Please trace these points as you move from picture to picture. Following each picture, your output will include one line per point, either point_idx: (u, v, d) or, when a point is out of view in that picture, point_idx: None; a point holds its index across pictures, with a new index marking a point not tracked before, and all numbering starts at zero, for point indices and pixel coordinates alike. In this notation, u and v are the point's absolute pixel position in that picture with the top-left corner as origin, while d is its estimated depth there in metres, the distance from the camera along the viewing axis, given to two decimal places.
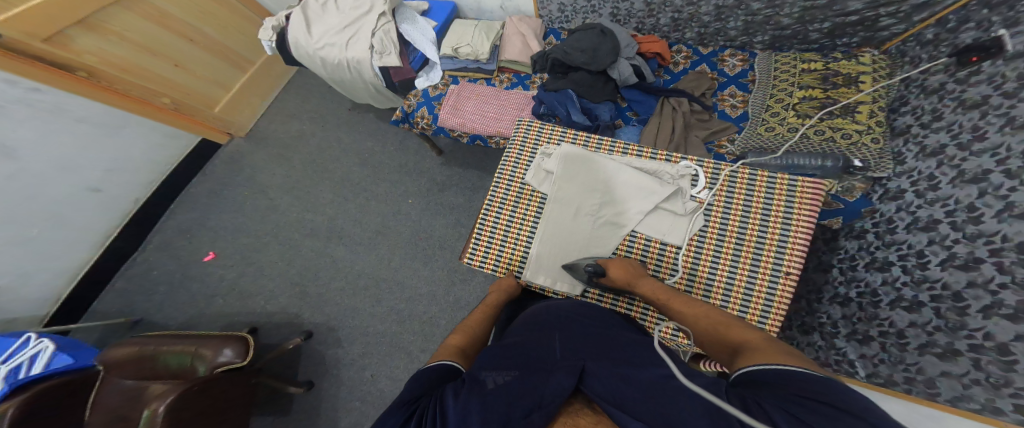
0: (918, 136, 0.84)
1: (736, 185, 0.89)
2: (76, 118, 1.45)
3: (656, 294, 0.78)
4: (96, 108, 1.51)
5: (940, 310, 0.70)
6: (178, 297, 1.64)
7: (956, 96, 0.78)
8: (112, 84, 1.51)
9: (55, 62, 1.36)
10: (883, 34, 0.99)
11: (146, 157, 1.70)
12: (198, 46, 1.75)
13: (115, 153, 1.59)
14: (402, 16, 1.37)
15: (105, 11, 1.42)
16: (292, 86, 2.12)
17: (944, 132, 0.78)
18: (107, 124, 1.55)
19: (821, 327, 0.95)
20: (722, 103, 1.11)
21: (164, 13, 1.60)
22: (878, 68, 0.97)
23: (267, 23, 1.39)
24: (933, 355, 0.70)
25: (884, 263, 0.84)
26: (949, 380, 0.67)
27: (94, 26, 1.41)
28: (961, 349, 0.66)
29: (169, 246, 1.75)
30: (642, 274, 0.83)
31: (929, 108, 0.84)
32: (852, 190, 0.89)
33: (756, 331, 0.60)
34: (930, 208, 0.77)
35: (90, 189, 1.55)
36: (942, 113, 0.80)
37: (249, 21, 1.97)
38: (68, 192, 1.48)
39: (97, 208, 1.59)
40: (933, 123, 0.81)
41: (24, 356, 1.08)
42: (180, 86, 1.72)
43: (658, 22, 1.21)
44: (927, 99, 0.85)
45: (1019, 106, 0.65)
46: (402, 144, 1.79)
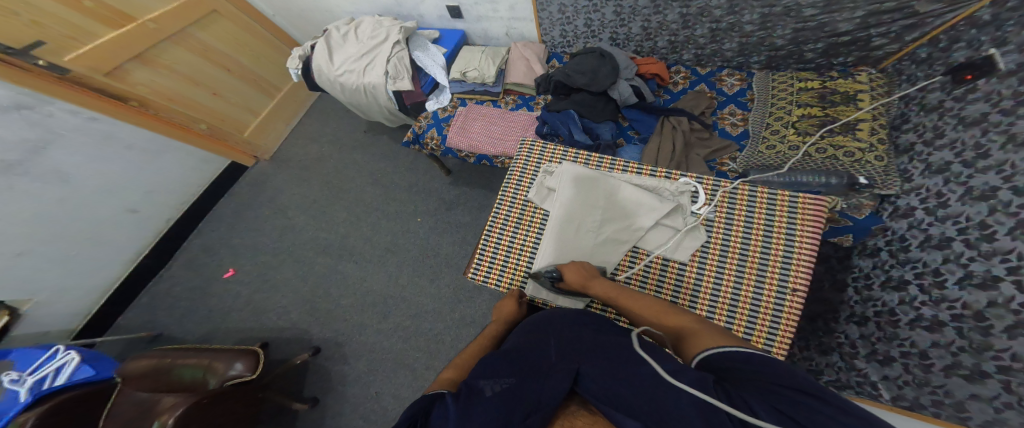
0: (923, 154, 0.83)
1: (736, 201, 0.90)
2: (127, 144, 1.58)
3: (607, 293, 0.80)
4: (146, 135, 1.64)
5: (963, 330, 0.66)
6: (198, 312, 1.70)
7: (955, 114, 0.77)
8: (157, 112, 1.64)
9: (113, 94, 1.49)
10: (877, 53, 0.99)
11: (180, 179, 1.81)
12: (234, 75, 1.90)
13: (155, 176, 1.70)
14: (414, 44, 1.46)
15: (159, 47, 1.58)
16: (312, 110, 2.25)
17: (948, 150, 0.77)
18: (152, 149, 1.67)
19: (839, 347, 0.89)
20: (722, 122, 1.11)
21: (209, 47, 1.76)
22: (875, 86, 0.98)
23: (296, 53, 1.50)
24: (960, 377, 0.65)
25: (900, 282, 0.80)
26: (979, 404, 0.62)
27: (150, 60, 1.57)
28: (989, 371, 0.61)
29: (192, 263, 1.83)
30: (596, 275, 0.85)
31: (931, 126, 0.82)
32: (861, 208, 0.87)
33: (691, 316, 0.66)
34: (942, 226, 0.74)
35: (129, 210, 1.65)
36: (944, 130, 0.79)
37: (279, 51, 2.12)
38: (109, 211, 1.58)
39: (133, 227, 1.69)
40: (935, 141, 0.80)
41: (50, 368, 1.13)
42: (216, 112, 1.86)
43: (656, 44, 1.25)
44: (928, 116, 0.84)
45: (1018, 122, 0.65)
46: (413, 164, 1.86)
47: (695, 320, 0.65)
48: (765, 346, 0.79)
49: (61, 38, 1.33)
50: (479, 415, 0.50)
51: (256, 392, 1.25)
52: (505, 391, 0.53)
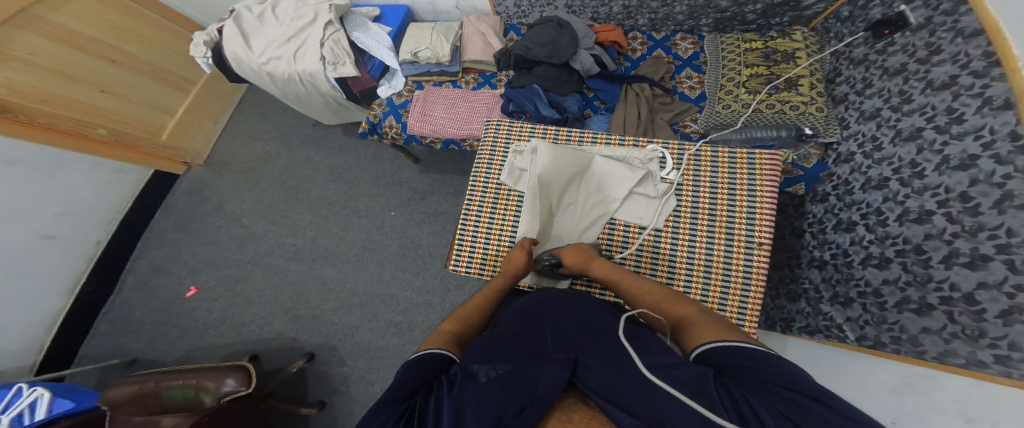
0: (855, 103, 0.90)
1: (702, 164, 0.94)
2: (8, 161, 1.34)
3: (609, 275, 0.84)
4: (27, 148, 1.39)
5: (907, 265, 0.74)
6: (170, 334, 1.63)
7: (879, 65, 0.85)
8: (32, 118, 1.37)
9: None
10: (808, 13, 1.07)
11: (98, 197, 1.64)
12: (123, 67, 1.62)
13: (63, 195, 1.51)
14: (352, 24, 1.32)
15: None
16: (245, 105, 2.04)
17: (877, 97, 0.84)
18: (45, 164, 1.45)
19: (805, 293, 1.00)
20: (680, 85, 1.14)
21: (73, 32, 1.45)
22: (809, 45, 1.03)
23: (199, 38, 1.31)
24: (911, 312, 0.72)
25: (850, 224, 0.89)
26: (932, 337, 0.68)
27: None
28: (933, 302, 0.68)
29: (147, 285, 1.72)
30: (596, 258, 0.89)
31: (860, 77, 0.90)
32: (809, 157, 0.94)
33: (693, 306, 0.67)
34: (879, 167, 0.82)
35: (44, 237, 1.48)
36: (872, 81, 0.86)
37: (177, 36, 1.84)
38: (22, 240, 1.41)
39: (58, 255, 1.53)
40: (865, 90, 0.87)
41: (23, 405, 1.08)
42: (112, 113, 1.59)
43: (611, 10, 1.20)
44: (856, 70, 0.91)
45: (933, 70, 0.72)
46: (376, 155, 1.76)
47: (700, 310, 0.65)
48: (742, 297, 0.86)
49: None
50: (475, 398, 0.52)
51: (261, 403, 1.26)
52: (501, 376, 0.56)
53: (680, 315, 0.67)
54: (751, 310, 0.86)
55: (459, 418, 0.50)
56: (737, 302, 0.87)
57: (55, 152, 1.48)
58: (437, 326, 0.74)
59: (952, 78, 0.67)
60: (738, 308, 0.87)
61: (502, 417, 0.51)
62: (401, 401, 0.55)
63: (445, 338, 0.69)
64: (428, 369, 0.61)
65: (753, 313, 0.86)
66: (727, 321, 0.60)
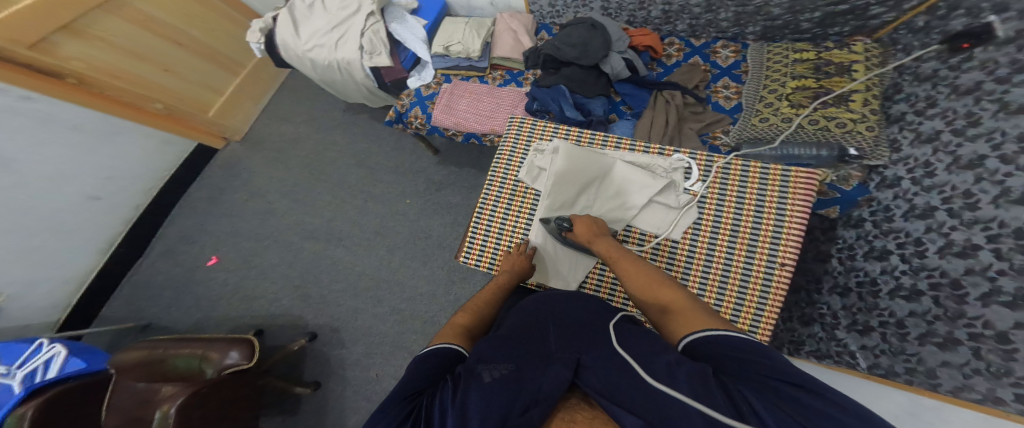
0: (913, 123, 0.84)
1: (729, 176, 0.90)
2: (74, 125, 1.46)
3: (608, 252, 0.80)
4: (89, 115, 1.50)
5: (939, 298, 0.69)
6: (185, 301, 1.67)
7: (949, 83, 0.77)
8: (101, 90, 1.48)
9: (44, 68, 1.31)
10: (873, 22, 0.98)
11: (143, 164, 1.71)
12: (185, 49, 1.72)
13: (112, 160, 1.59)
14: (391, 16, 1.36)
15: (89, 17, 1.38)
16: (283, 88, 2.12)
17: (939, 118, 0.77)
18: (101, 130, 1.55)
19: (821, 318, 0.96)
20: (716, 95, 1.12)
21: (150, 17, 1.57)
22: (870, 57, 0.97)
23: (255, 25, 1.38)
24: (933, 345, 0.69)
25: (883, 252, 0.84)
26: (949, 370, 0.65)
27: (80, 31, 1.38)
28: (960, 337, 0.64)
29: (172, 251, 1.78)
30: (603, 233, 0.85)
31: (924, 95, 0.83)
32: (849, 179, 0.89)
33: (683, 292, 0.65)
34: (927, 195, 0.76)
35: (90, 197, 1.56)
36: (937, 100, 0.79)
37: (238, 24, 1.94)
38: (70, 199, 1.50)
39: (99, 215, 1.61)
40: (927, 110, 0.81)
41: (38, 361, 1.12)
42: (169, 90, 1.70)
43: (649, 14, 1.21)
44: (921, 86, 0.85)
45: (1013, 90, 0.63)
46: (398, 144, 1.79)
47: (688, 296, 0.64)
48: (754, 317, 0.82)
49: None
50: (478, 399, 0.50)
51: (256, 380, 1.26)
52: (505, 377, 0.54)
53: (667, 301, 0.65)
54: (762, 330, 0.82)
55: (463, 419, 0.48)
56: (749, 321, 0.83)
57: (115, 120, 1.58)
58: (449, 319, 0.76)
59: None
60: (748, 329, 0.83)
61: (506, 417, 0.49)
62: (406, 401, 0.55)
63: (457, 332, 0.71)
64: (440, 368, 0.61)
65: (764, 333, 0.82)
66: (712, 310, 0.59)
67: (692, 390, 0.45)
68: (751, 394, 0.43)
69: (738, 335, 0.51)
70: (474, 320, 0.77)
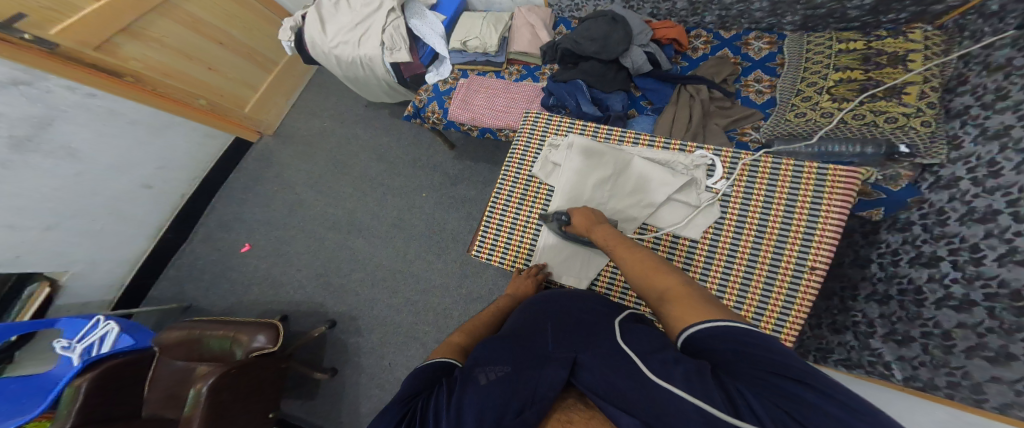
0: (978, 118, 0.75)
1: (757, 174, 0.85)
2: (131, 120, 1.57)
3: (606, 241, 0.78)
4: (147, 111, 1.61)
5: (995, 311, 0.64)
6: (220, 285, 1.78)
7: None
8: (156, 87, 1.60)
9: (107, 69, 1.44)
10: (937, 7, 0.89)
11: (189, 156, 1.83)
12: (227, 48, 1.83)
13: (164, 152, 1.71)
14: (411, 11, 1.37)
15: (145, 19, 1.50)
16: (312, 84, 2.20)
17: (1010, 112, 0.69)
18: (157, 124, 1.66)
19: (854, 326, 0.89)
20: (746, 89, 1.07)
21: (198, 19, 1.68)
22: (931, 45, 0.88)
23: (287, 24, 1.43)
24: (983, 359, 0.64)
25: (931, 259, 0.77)
26: (999, 386, 0.61)
27: (137, 33, 1.50)
28: (1016, 353, 0.59)
29: (212, 238, 1.90)
30: (601, 222, 0.83)
31: (993, 87, 0.74)
32: (898, 179, 0.81)
33: (681, 279, 0.60)
34: (989, 198, 0.69)
35: (143, 186, 1.68)
36: (1010, 91, 0.70)
37: (270, 23, 2.03)
38: (127, 188, 1.62)
39: (150, 203, 1.73)
40: (996, 103, 0.72)
41: (94, 336, 1.23)
42: (211, 86, 1.80)
43: (675, 6, 1.16)
44: (991, 77, 0.75)
45: None
46: (417, 138, 1.82)
47: (686, 283, 0.59)
48: (777, 323, 0.78)
49: (42, 10, 1.25)
50: (473, 401, 0.51)
51: (278, 364, 1.31)
52: (501, 378, 0.54)
53: (662, 288, 0.61)
54: (785, 336, 0.78)
55: (459, 421, 0.50)
56: (771, 326, 0.79)
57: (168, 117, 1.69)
58: (447, 338, 0.77)
59: None
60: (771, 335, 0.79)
61: (501, 418, 0.49)
62: (404, 403, 0.56)
63: (453, 349, 0.72)
64: (434, 378, 0.62)
65: (787, 340, 0.77)
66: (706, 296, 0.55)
67: (691, 388, 0.43)
68: (753, 396, 0.40)
69: (741, 325, 0.46)
70: (469, 339, 0.77)
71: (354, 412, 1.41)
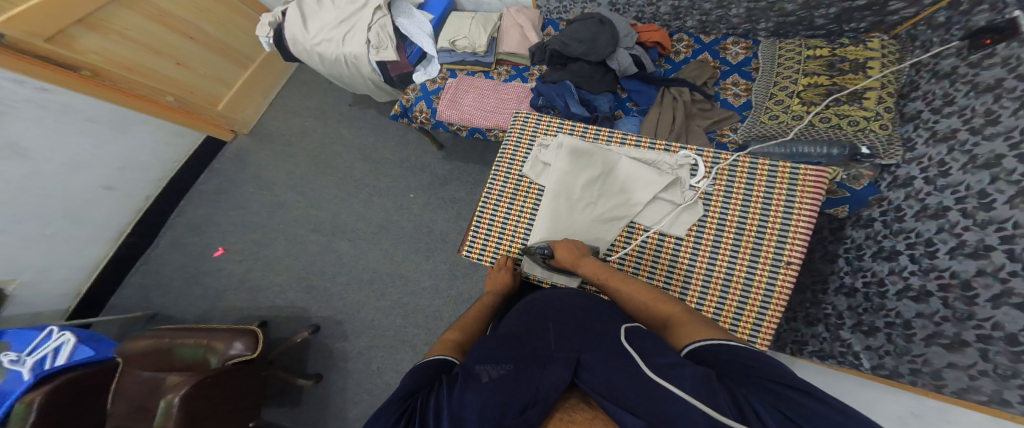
0: (929, 122, 0.82)
1: (736, 174, 0.89)
2: (89, 117, 1.48)
3: (596, 274, 0.81)
4: (107, 108, 1.53)
5: (948, 300, 0.69)
6: (192, 292, 1.69)
7: (968, 80, 0.75)
8: (115, 83, 1.51)
9: (60, 62, 1.35)
10: (892, 18, 0.96)
11: (155, 155, 1.73)
12: (198, 43, 1.75)
13: (127, 151, 1.62)
14: (398, 10, 1.36)
15: (107, 11, 1.41)
16: (292, 81, 2.13)
17: (957, 116, 0.75)
18: (117, 123, 1.57)
19: (825, 318, 0.94)
20: (724, 92, 1.12)
21: (165, 12, 1.59)
22: (886, 54, 0.95)
23: (266, 20, 1.39)
24: (939, 346, 0.70)
25: (891, 253, 0.83)
26: (955, 372, 0.67)
27: (96, 24, 1.40)
28: (968, 339, 0.65)
29: (181, 242, 1.80)
30: (586, 255, 0.85)
31: (941, 93, 0.80)
32: (859, 178, 0.87)
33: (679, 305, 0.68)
34: (940, 195, 0.75)
35: (104, 187, 1.58)
36: (955, 98, 0.77)
37: (248, 18, 1.95)
38: (83, 188, 1.52)
39: (112, 205, 1.63)
40: (944, 108, 0.78)
41: (48, 348, 1.15)
42: (181, 83, 1.72)
43: (658, 10, 1.20)
44: (939, 84, 0.82)
45: None
46: (403, 138, 1.79)
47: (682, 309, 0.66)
48: (758, 315, 0.82)
49: None
50: (475, 399, 0.51)
51: (259, 371, 1.27)
52: (503, 378, 0.55)
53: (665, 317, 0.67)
54: (765, 328, 0.82)
55: (461, 420, 0.49)
56: (752, 319, 0.83)
57: (130, 113, 1.60)
58: (442, 335, 0.76)
59: None
60: (751, 327, 0.83)
61: (503, 417, 0.49)
62: (402, 401, 0.56)
63: (449, 346, 0.71)
64: (434, 376, 0.62)
65: (767, 331, 0.82)
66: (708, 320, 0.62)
67: (696, 391, 0.46)
68: (758, 400, 0.44)
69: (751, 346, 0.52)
70: (465, 335, 0.77)
71: (341, 419, 1.38)
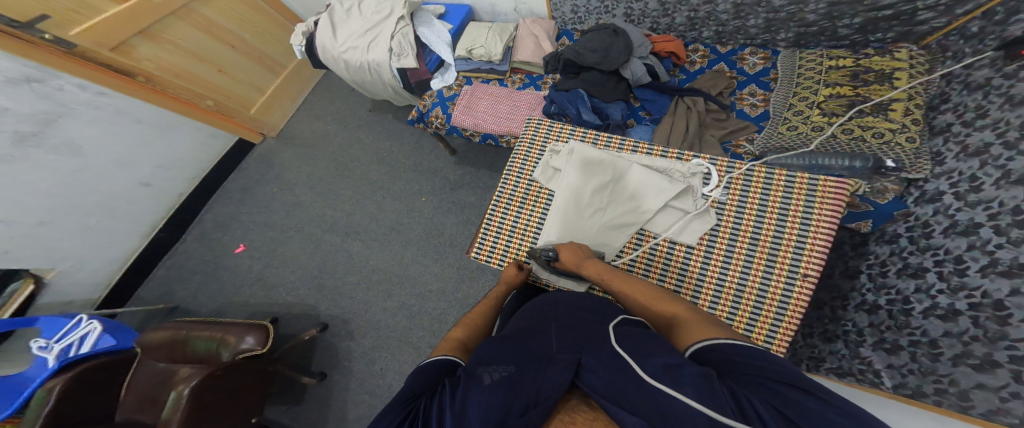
0: (959, 135, 0.78)
1: (751, 184, 0.87)
2: (136, 119, 1.58)
3: (600, 274, 0.79)
4: (155, 111, 1.63)
5: (978, 319, 0.65)
6: (211, 285, 1.75)
7: (1002, 93, 0.71)
8: (165, 88, 1.62)
9: (120, 69, 1.47)
10: (922, 28, 0.93)
11: (191, 156, 1.83)
12: (238, 52, 1.87)
13: (167, 151, 1.72)
14: (420, 20, 1.42)
15: (164, 22, 1.55)
16: (318, 87, 2.23)
17: (990, 130, 0.71)
18: (162, 125, 1.67)
19: (845, 335, 0.89)
20: (741, 102, 1.10)
21: (213, 23, 1.72)
22: (915, 64, 0.92)
23: (300, 29, 1.48)
24: (969, 366, 0.65)
25: (918, 270, 0.78)
26: (984, 393, 0.62)
27: (155, 35, 1.54)
28: (1000, 360, 0.61)
29: (205, 238, 1.88)
30: (590, 256, 0.84)
31: (973, 105, 0.77)
32: (884, 192, 0.84)
33: (682, 303, 0.67)
34: (970, 211, 0.71)
35: (142, 184, 1.68)
36: (988, 110, 0.73)
37: (283, 29, 2.08)
38: (124, 185, 1.62)
39: (148, 201, 1.73)
40: (976, 121, 0.75)
41: (75, 336, 1.20)
42: (222, 89, 1.84)
43: (674, 21, 1.21)
44: (971, 96, 0.78)
45: None
46: (419, 144, 1.84)
47: (689, 308, 0.66)
48: (771, 329, 0.78)
49: (62, 11, 1.29)
50: (478, 402, 0.51)
51: (267, 366, 1.29)
52: (505, 379, 0.54)
53: (670, 314, 0.66)
54: (777, 344, 0.78)
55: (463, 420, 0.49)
56: (764, 335, 0.79)
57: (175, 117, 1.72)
58: (446, 334, 0.77)
59: None
60: (763, 342, 0.79)
61: (506, 418, 0.49)
62: (407, 404, 0.56)
63: (453, 346, 0.71)
64: (440, 375, 0.62)
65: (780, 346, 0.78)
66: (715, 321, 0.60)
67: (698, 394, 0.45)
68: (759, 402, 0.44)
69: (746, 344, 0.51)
70: (470, 333, 0.78)
71: (341, 418, 1.37)
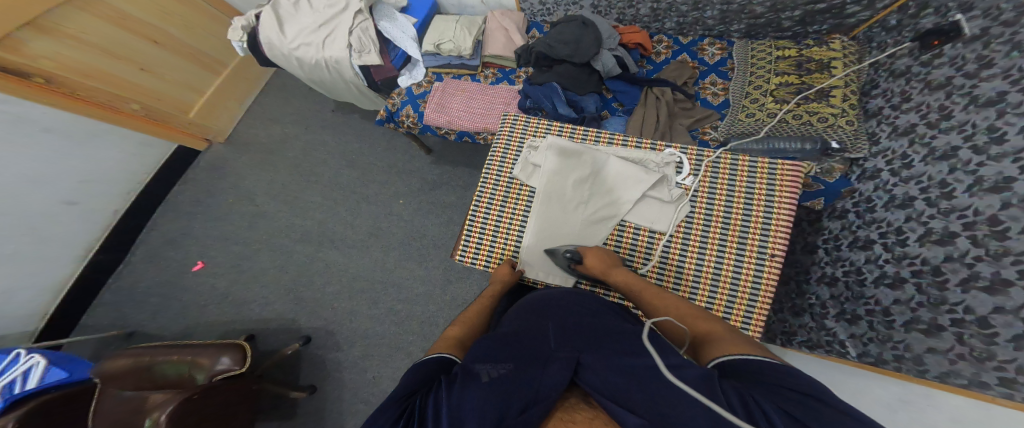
0: (890, 117, 0.88)
1: (719, 171, 0.93)
2: (44, 128, 1.40)
3: (629, 284, 0.83)
4: (63, 117, 1.45)
5: (922, 285, 0.73)
6: (172, 307, 1.64)
7: (923, 77, 0.82)
8: (72, 90, 1.42)
9: (9, 68, 1.26)
10: (849, 21, 1.02)
11: (122, 167, 1.67)
12: (165, 48, 1.68)
13: (90, 162, 1.55)
14: (380, 14, 1.34)
15: (57, 13, 1.32)
16: (270, 87, 2.07)
17: (914, 112, 0.82)
18: (77, 134, 1.50)
19: (811, 308, 0.98)
20: (703, 91, 1.15)
21: (123, 14, 1.51)
22: (848, 54, 1.01)
23: (237, 23, 1.35)
24: (919, 332, 0.73)
25: (867, 242, 0.88)
26: (936, 357, 0.69)
27: (47, 27, 1.31)
28: (944, 324, 0.68)
29: (156, 257, 1.73)
30: (616, 264, 0.88)
31: (898, 90, 0.88)
32: (831, 172, 0.94)
33: (719, 323, 0.66)
34: (906, 186, 0.80)
35: (66, 202, 1.51)
36: (912, 94, 0.83)
37: (217, 21, 1.89)
38: (46, 204, 1.45)
39: (78, 221, 1.56)
40: (903, 104, 0.85)
41: (17, 371, 1.09)
42: (151, 91, 1.65)
43: (638, 12, 1.22)
44: (896, 82, 0.89)
45: (980, 85, 0.69)
46: (390, 144, 1.78)
47: (725, 327, 0.65)
48: (749, 306, 0.85)
49: None
50: (476, 398, 0.51)
51: (252, 384, 1.23)
52: (504, 377, 0.55)
53: (703, 332, 0.66)
54: (755, 321, 0.85)
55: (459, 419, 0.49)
56: (742, 313, 0.85)
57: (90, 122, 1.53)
58: (443, 332, 0.77)
59: (1001, 94, 0.65)
60: (743, 319, 0.85)
61: (504, 416, 0.49)
62: (401, 400, 0.55)
63: (450, 344, 0.72)
64: (434, 373, 0.62)
65: (757, 322, 0.84)
66: (757, 341, 0.59)
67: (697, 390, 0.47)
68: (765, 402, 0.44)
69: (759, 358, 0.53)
70: (465, 330, 0.79)
71: None
